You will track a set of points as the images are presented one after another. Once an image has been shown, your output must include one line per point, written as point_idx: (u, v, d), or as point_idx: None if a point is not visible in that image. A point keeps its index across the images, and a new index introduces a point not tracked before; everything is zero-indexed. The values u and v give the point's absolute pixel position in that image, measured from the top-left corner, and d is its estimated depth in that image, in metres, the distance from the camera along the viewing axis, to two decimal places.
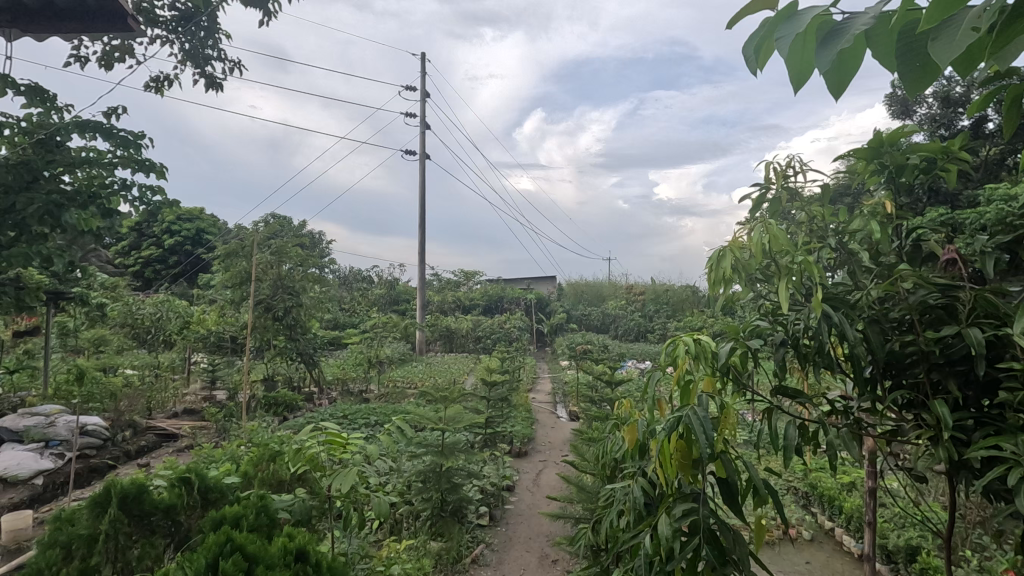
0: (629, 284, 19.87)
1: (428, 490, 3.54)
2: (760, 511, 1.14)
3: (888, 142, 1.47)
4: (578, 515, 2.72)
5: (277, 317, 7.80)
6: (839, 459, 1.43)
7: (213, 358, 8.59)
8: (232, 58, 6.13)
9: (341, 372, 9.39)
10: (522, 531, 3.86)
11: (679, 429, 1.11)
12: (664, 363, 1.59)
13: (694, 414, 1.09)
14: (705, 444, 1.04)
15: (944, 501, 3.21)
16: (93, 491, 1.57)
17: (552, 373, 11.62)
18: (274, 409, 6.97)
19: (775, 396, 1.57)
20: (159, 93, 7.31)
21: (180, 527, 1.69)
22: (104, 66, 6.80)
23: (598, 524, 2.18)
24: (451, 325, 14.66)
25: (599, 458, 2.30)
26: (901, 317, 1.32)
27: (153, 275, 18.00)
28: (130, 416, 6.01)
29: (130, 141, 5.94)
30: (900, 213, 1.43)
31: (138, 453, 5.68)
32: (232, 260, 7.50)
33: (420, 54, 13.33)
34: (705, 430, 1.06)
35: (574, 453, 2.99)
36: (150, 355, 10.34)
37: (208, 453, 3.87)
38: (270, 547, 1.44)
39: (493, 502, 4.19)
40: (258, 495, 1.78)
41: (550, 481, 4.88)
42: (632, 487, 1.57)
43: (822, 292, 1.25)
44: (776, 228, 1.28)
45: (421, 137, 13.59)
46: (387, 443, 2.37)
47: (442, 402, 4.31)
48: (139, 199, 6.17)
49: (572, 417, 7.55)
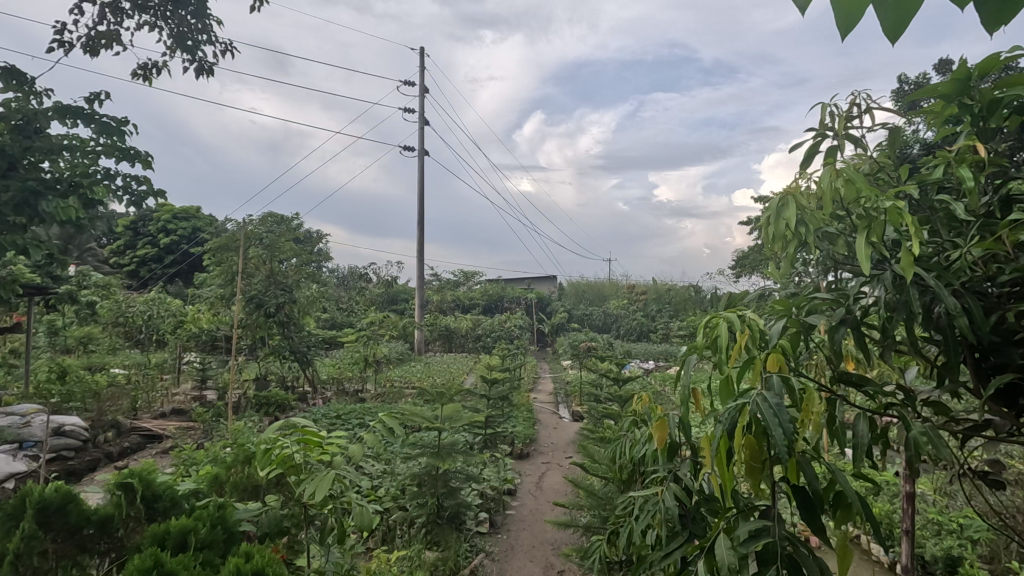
0: (631, 283, 19.65)
1: (424, 495, 3.26)
2: (842, 527, 0.88)
3: (979, 75, 1.19)
4: (589, 523, 2.45)
5: (269, 313, 7.53)
6: (921, 460, 1.16)
7: (204, 357, 8.32)
8: (224, 43, 5.88)
9: (337, 372, 9.12)
10: (525, 538, 3.58)
11: (744, 421, 0.84)
12: (701, 346, 1.33)
13: (764, 401, 0.83)
14: (785, 443, 0.77)
15: (986, 508, 2.94)
16: (6, 501, 1.35)
17: (553, 373, 11.37)
18: (265, 410, 6.71)
19: (834, 386, 1.30)
20: (147, 81, 7.06)
21: (121, 541, 1.46)
22: (89, 52, 6.54)
23: (614, 536, 1.91)
24: (450, 324, 14.40)
25: (614, 460, 2.03)
26: (1010, 284, 1.06)
27: (148, 275, 17.74)
28: (113, 416, 5.74)
29: (113, 128, 5.67)
30: (994, 159, 1.17)
31: (120, 455, 5.40)
32: (223, 254, 7.24)
33: (420, 49, 13.11)
34: (783, 423, 0.79)
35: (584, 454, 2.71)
36: (141, 354, 10.07)
37: (188, 455, 3.61)
38: (214, 571, 1.19)
39: (494, 507, 3.91)
40: (217, 503, 1.52)
41: (554, 484, 4.61)
42: (663, 495, 1.31)
43: (915, 251, 0.98)
44: (851, 168, 1.02)
45: (420, 132, 13.38)
46: (375, 443, 2.09)
47: (439, 399, 4.04)
48: (123, 189, 5.90)
49: (575, 418, 7.28)
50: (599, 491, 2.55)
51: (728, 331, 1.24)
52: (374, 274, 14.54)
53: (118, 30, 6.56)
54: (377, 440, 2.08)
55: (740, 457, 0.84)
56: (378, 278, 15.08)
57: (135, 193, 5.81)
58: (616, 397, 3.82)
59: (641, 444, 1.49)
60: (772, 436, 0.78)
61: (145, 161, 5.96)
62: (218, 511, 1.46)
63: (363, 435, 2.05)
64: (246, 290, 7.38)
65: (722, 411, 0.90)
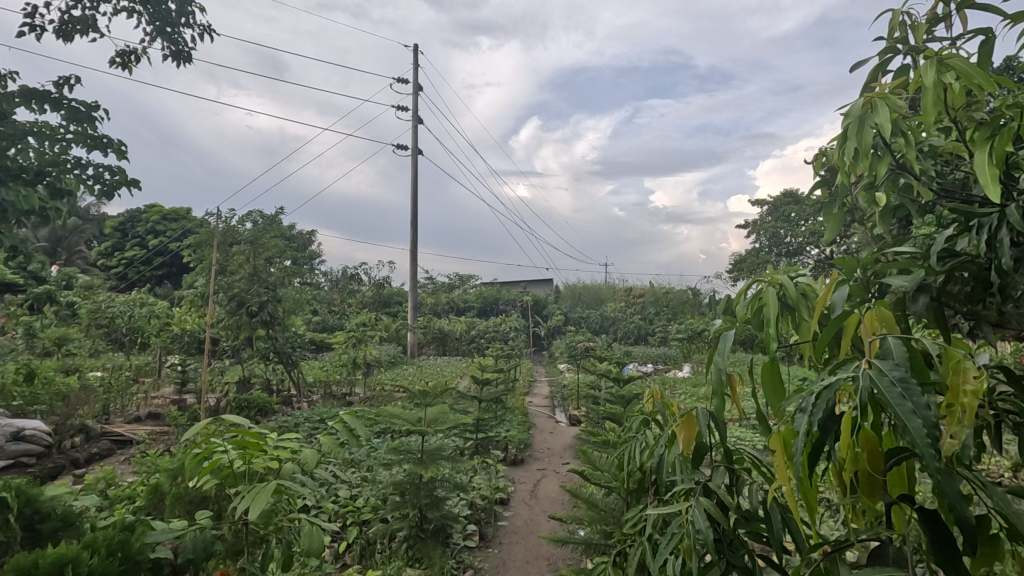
0: (628, 286, 19.37)
1: (405, 505, 2.96)
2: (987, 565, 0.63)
3: None
4: (590, 541, 2.14)
5: (251, 313, 7.20)
6: None
7: (185, 359, 7.96)
8: (204, 26, 5.57)
9: (325, 375, 8.79)
10: (518, 553, 3.28)
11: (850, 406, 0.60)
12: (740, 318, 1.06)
13: (882, 378, 0.59)
14: (928, 436, 0.53)
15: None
16: None
17: (549, 376, 11.05)
18: (244, 413, 6.37)
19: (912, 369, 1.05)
20: (125, 69, 6.74)
21: None
22: (62, 38, 6.21)
23: (623, 558, 1.62)
24: (444, 327, 14.08)
25: (621, 466, 1.76)
26: None
27: (136, 276, 17.34)
28: (80, 420, 5.39)
29: (83, 114, 5.34)
30: None
31: (88, 462, 5.04)
32: (203, 250, 6.94)
33: (414, 46, 12.82)
34: (920, 411, 0.55)
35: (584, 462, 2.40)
36: (120, 357, 9.69)
37: (147, 462, 3.28)
38: None
39: (484, 518, 3.59)
40: (123, 524, 1.35)
41: (550, 493, 4.30)
42: (693, 513, 1.01)
43: None
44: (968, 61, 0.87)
45: (414, 131, 13.08)
46: (331, 447, 1.79)
47: (425, 399, 3.74)
48: (94, 179, 5.57)
49: (572, 421, 6.97)
50: (605, 503, 2.26)
51: (776, 299, 0.95)
52: (366, 275, 14.22)
53: (93, 15, 6.24)
54: (333, 442, 1.78)
55: (852, 462, 0.64)
56: (370, 280, 14.72)
57: (106, 184, 5.49)
58: (618, 397, 3.53)
59: (660, 445, 1.20)
60: (903, 428, 0.54)
61: (120, 151, 5.64)
62: (123, 534, 1.29)
63: (317, 436, 1.74)
64: (229, 288, 7.08)
65: (805, 396, 0.67)
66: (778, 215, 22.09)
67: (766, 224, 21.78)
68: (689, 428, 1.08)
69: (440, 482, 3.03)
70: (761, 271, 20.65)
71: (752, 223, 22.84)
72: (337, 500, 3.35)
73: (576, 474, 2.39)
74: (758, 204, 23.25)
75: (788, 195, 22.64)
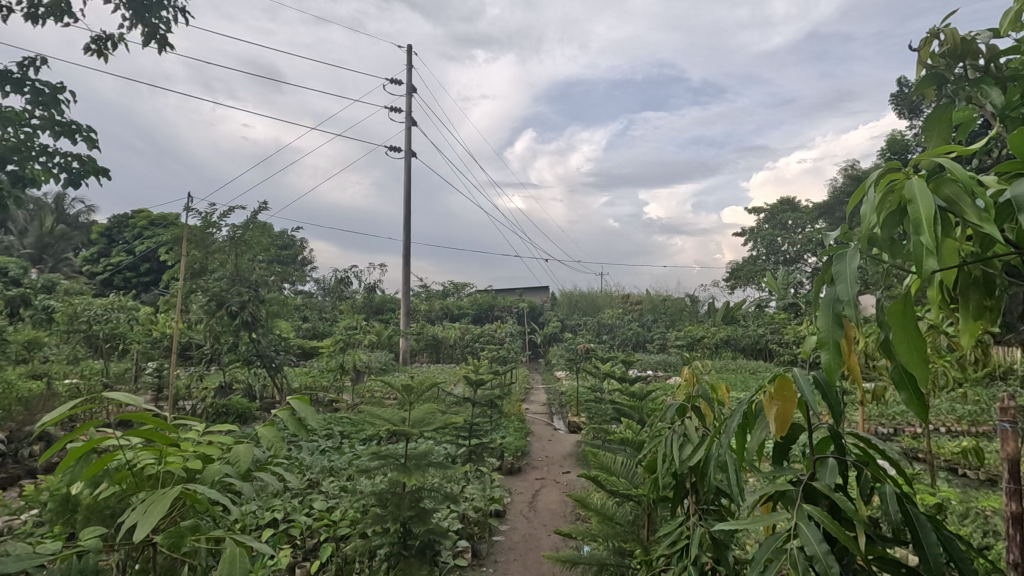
0: (625, 293, 19.07)
1: (386, 519, 2.56)
2: None
3: None
4: (605, 561, 1.77)
5: (231, 313, 6.78)
6: None
7: (162, 363, 7.56)
8: (181, 8, 5.24)
9: (312, 380, 8.42)
10: (516, 572, 2.90)
11: None
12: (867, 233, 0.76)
13: None
14: None
15: None
16: None
17: (547, 383, 10.71)
18: (222, 421, 5.99)
19: None
20: (101, 56, 6.40)
21: None
22: (32, 21, 5.88)
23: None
24: (438, 334, 13.74)
25: (649, 463, 1.47)
26: None
27: (122, 283, 16.92)
28: (40, 427, 4.99)
29: (48, 97, 4.99)
30: None
31: (46, 472, 4.65)
32: (181, 248, 6.60)
33: (406, 46, 12.55)
34: None
35: (596, 465, 2.02)
36: (97, 363, 9.26)
37: None
38: None
39: (477, 533, 3.20)
40: None
41: (550, 505, 3.93)
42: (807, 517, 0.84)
43: None
44: None
45: (408, 132, 12.78)
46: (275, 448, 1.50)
47: (412, 393, 3.39)
48: (60, 167, 5.21)
49: (570, 428, 6.60)
50: (618, 512, 1.95)
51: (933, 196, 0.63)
52: (358, 281, 13.87)
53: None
54: (274, 435, 1.52)
55: None
56: (363, 284, 14.34)
57: (73, 172, 5.13)
58: (627, 396, 3.19)
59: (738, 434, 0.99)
60: None
61: (90, 138, 5.32)
62: None
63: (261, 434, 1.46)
64: (207, 287, 6.70)
65: None
66: (776, 223, 21.88)
67: (762, 231, 21.66)
68: (784, 392, 0.94)
69: (427, 493, 2.67)
70: (761, 277, 20.37)
71: (749, 230, 22.66)
72: (310, 514, 2.99)
73: (584, 478, 2.06)
74: (754, 211, 23.08)
75: (786, 202, 22.47)
